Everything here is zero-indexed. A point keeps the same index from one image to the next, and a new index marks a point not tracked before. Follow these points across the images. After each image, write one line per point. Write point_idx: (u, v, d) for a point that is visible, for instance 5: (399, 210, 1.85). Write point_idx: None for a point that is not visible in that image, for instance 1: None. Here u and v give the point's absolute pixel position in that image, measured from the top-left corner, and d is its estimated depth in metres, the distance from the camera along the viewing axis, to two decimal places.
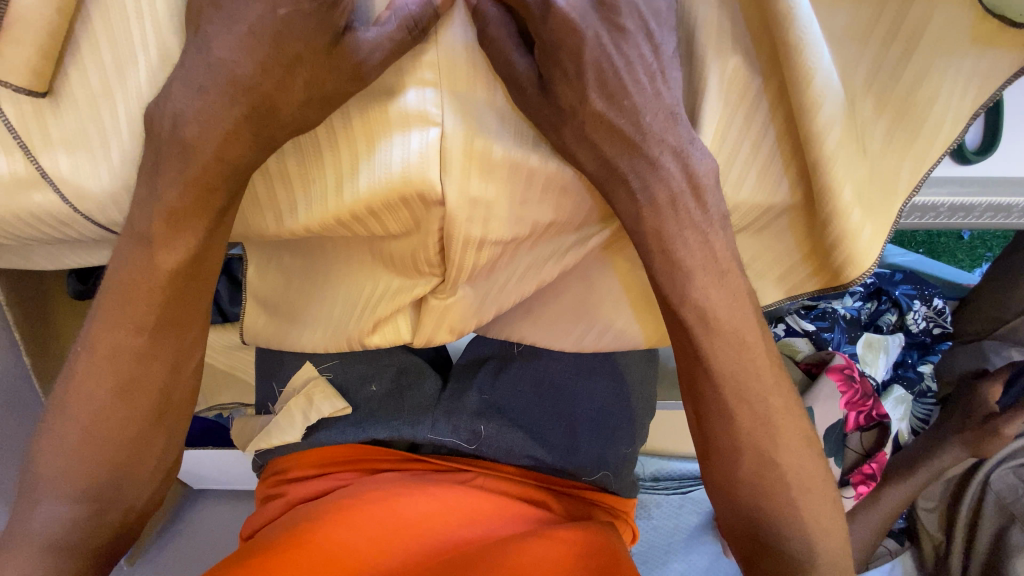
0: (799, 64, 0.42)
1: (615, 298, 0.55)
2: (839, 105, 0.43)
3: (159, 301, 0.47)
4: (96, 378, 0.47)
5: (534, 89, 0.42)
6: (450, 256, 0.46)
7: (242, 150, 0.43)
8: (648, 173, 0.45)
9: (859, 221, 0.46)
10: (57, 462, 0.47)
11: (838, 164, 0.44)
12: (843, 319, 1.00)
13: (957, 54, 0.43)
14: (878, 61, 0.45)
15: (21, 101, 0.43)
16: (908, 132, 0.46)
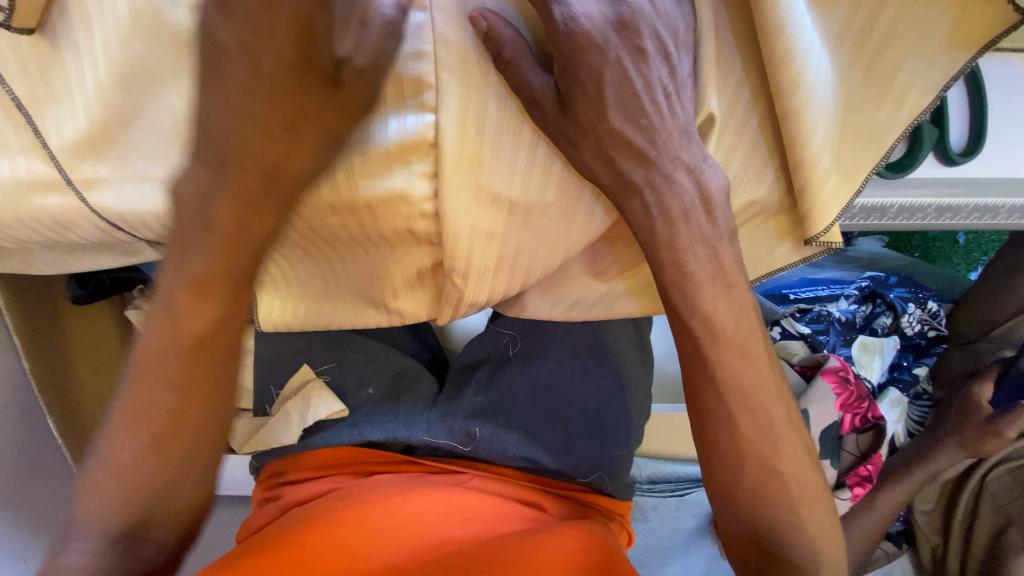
0: (770, 15, 0.38)
1: (611, 272, 0.54)
2: (812, 54, 0.40)
3: (204, 274, 0.45)
4: (157, 348, 0.47)
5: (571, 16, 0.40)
6: (446, 212, 0.43)
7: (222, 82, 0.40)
8: (666, 106, 0.43)
9: (825, 169, 0.44)
10: (124, 428, 0.48)
11: (814, 107, 0.41)
12: (837, 322, 1.01)
13: (927, 14, 0.41)
14: (850, 18, 0.41)
15: (6, 42, 0.41)
16: (880, 88, 0.43)
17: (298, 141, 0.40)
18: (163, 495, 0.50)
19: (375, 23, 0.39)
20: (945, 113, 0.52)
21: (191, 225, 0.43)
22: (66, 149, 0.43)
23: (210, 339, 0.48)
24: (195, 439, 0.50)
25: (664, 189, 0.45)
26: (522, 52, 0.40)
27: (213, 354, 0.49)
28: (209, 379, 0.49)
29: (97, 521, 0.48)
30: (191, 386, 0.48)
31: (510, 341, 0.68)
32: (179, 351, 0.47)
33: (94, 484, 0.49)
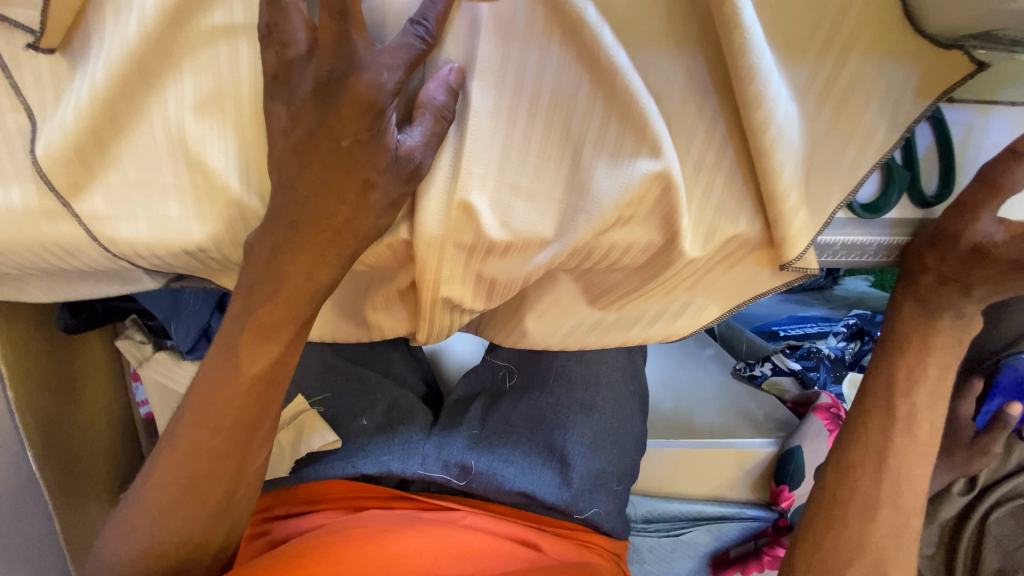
0: (740, 60, 0.40)
1: (596, 299, 0.56)
2: (785, 97, 0.42)
3: (257, 321, 0.46)
4: (206, 392, 0.47)
5: (548, 61, 0.42)
6: (420, 229, 0.44)
7: (220, 105, 0.42)
8: (631, 141, 0.43)
9: (796, 203, 0.44)
10: (158, 470, 0.48)
11: (784, 145, 0.42)
12: (827, 358, 1.02)
13: (892, 61, 0.42)
14: (819, 63, 0.42)
15: (22, 63, 0.41)
16: (847, 130, 0.44)
17: (363, 205, 0.42)
18: (180, 540, 0.49)
19: (428, 109, 0.41)
20: (912, 154, 0.47)
21: (259, 277, 0.44)
22: (54, 157, 0.41)
23: (256, 401, 0.48)
24: (236, 500, 0.50)
25: (648, 221, 0.46)
26: (499, 87, 0.42)
27: (263, 421, 0.49)
28: (255, 445, 0.49)
29: (122, 563, 0.48)
30: (226, 435, 0.47)
31: (505, 373, 0.68)
32: (224, 397, 0.47)
33: (126, 524, 0.49)
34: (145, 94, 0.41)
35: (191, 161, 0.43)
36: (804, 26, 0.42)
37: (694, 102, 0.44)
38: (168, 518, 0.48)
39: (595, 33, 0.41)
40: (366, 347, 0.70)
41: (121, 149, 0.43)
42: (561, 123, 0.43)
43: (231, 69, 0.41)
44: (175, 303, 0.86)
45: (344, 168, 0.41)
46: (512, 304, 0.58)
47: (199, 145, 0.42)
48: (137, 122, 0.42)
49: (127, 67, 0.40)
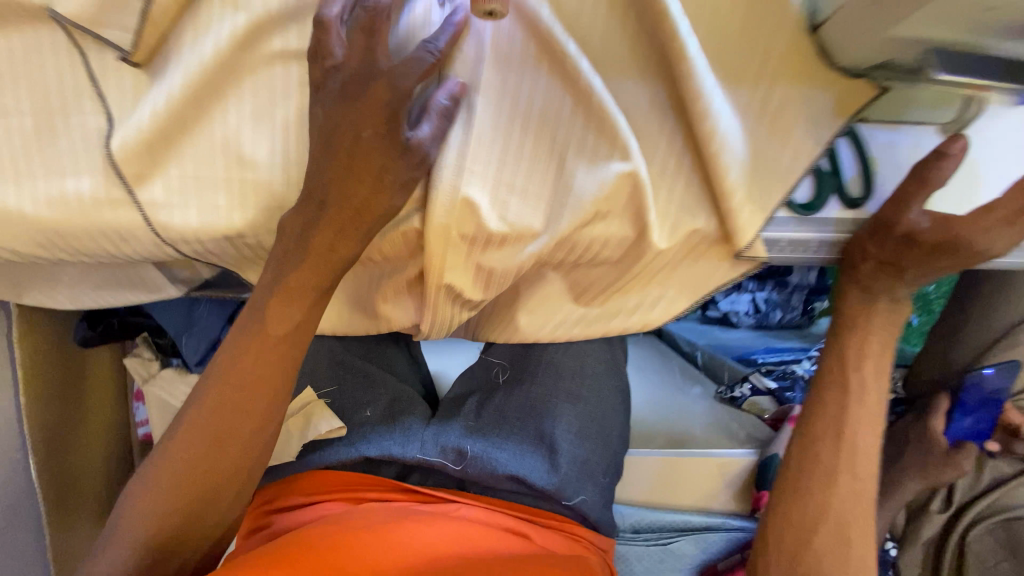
0: (690, 84, 0.51)
1: (581, 292, 0.63)
2: (729, 114, 0.52)
3: (286, 289, 0.53)
4: (236, 353, 0.54)
5: (538, 84, 0.52)
6: (429, 218, 0.53)
7: (269, 112, 0.51)
8: (606, 148, 0.53)
9: (741, 201, 0.53)
10: (184, 426, 0.53)
11: (729, 152, 0.52)
12: (803, 378, 1.09)
13: (812, 88, 0.53)
14: (755, 88, 0.53)
15: (111, 77, 0.50)
16: (782, 142, 0.53)
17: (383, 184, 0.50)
18: (202, 493, 0.53)
19: (436, 112, 0.50)
20: (836, 164, 0.56)
21: (289, 254, 0.52)
22: (126, 150, 0.49)
23: (274, 365, 0.54)
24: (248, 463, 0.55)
25: (622, 215, 0.55)
26: (498, 102, 0.52)
27: (276, 385, 0.55)
28: (269, 408, 0.55)
29: (144, 516, 0.52)
30: (253, 391, 0.53)
31: (499, 370, 0.73)
32: (252, 357, 0.53)
33: (149, 480, 0.53)
34: (207, 102, 0.50)
35: (241, 158, 0.51)
36: (742, 60, 0.52)
37: (656, 118, 0.54)
38: (185, 477, 0.52)
39: (575, 63, 0.51)
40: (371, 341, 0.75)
41: (182, 147, 0.51)
42: (549, 134, 0.53)
43: (282, 85, 0.51)
44: (189, 320, 0.92)
45: (369, 164, 0.50)
46: (507, 299, 0.65)
47: (250, 145, 0.51)
48: (198, 125, 0.51)
49: (195, 77, 0.49)
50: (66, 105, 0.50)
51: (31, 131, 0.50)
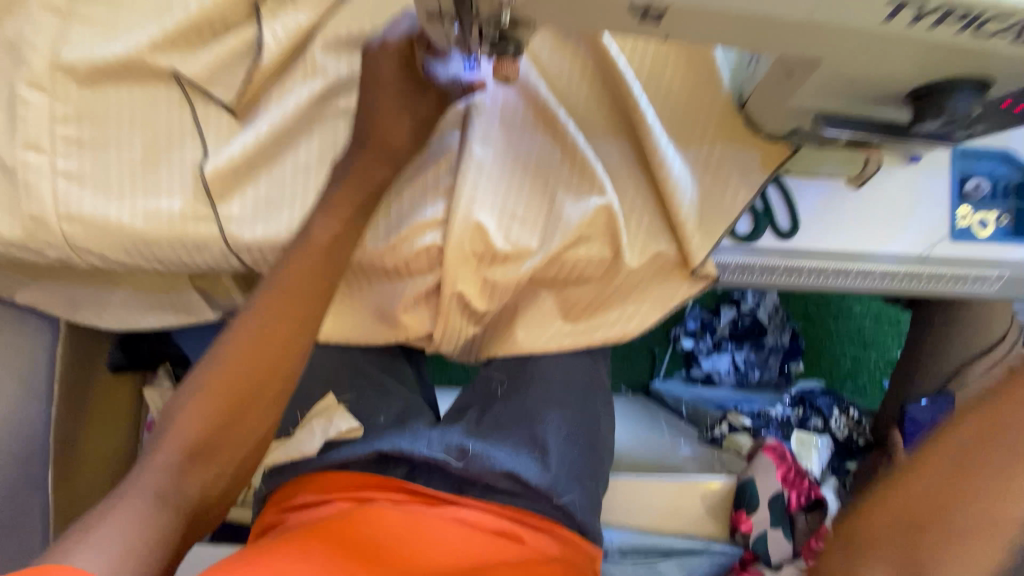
0: (650, 141, 0.67)
1: (569, 308, 0.75)
2: (680, 164, 0.68)
3: (322, 256, 0.62)
4: (274, 304, 0.61)
5: (534, 138, 0.68)
6: (447, 236, 0.66)
7: (328, 153, 0.66)
8: (587, 187, 0.68)
9: (692, 230, 0.68)
10: (221, 364, 0.59)
11: (681, 190, 0.67)
12: (775, 420, 1.24)
13: (744, 146, 0.69)
14: (699, 146, 0.69)
15: (211, 123, 0.66)
16: (722, 185, 0.69)
17: None
18: (233, 431, 0.59)
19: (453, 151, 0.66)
20: (768, 206, 0.72)
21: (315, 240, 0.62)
22: (217, 176, 0.64)
23: (293, 336, 0.62)
24: (254, 424, 0.60)
25: (601, 239, 0.69)
26: (504, 151, 0.68)
27: (290, 354, 0.62)
28: (282, 374, 0.61)
29: (176, 446, 0.57)
30: (287, 342, 0.61)
31: (498, 383, 0.80)
32: (291, 311, 0.61)
33: (184, 411, 0.58)
34: (283, 145, 0.66)
35: (306, 185, 0.66)
36: (689, 125, 0.69)
37: (625, 166, 0.70)
38: (200, 429, 0.58)
39: (562, 125, 0.68)
40: (387, 354, 0.84)
41: (260, 176, 0.66)
42: (543, 175, 0.68)
43: (339, 133, 0.66)
44: (213, 347, 0.93)
45: None
46: (507, 314, 0.77)
47: (311, 176, 0.66)
48: (273, 162, 0.66)
49: (276, 125, 0.64)
50: (172, 143, 0.65)
51: (141, 160, 0.65)
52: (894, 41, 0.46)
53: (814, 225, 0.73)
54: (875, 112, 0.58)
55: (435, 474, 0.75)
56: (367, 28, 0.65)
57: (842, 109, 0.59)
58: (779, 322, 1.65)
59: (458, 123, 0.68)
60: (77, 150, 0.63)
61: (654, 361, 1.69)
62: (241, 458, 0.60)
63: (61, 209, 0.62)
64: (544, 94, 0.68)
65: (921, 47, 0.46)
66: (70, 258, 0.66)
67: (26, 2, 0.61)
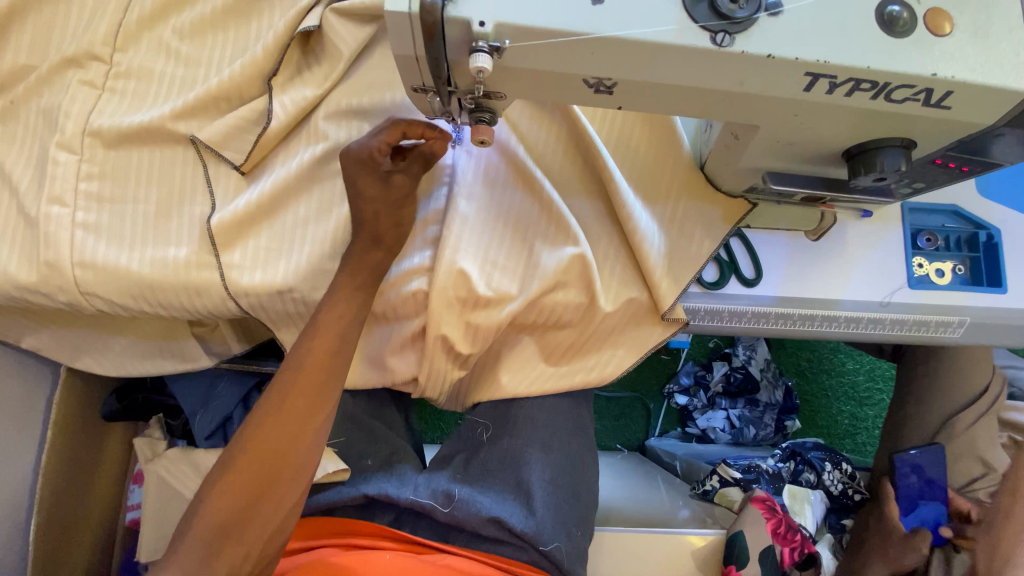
0: (619, 196, 0.73)
1: (549, 352, 0.79)
2: (647, 217, 0.74)
3: (330, 331, 0.68)
4: (290, 385, 0.66)
5: (512, 195, 0.74)
6: (432, 283, 0.71)
7: (326, 207, 0.72)
8: (562, 237, 0.74)
9: (662, 278, 0.73)
10: (242, 450, 0.63)
11: (649, 241, 0.73)
12: (766, 473, 1.22)
13: (706, 200, 0.75)
14: (666, 201, 0.76)
15: (221, 181, 0.73)
16: (688, 237, 0.75)
17: None
18: (255, 515, 0.62)
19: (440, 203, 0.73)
20: (733, 257, 0.77)
21: (323, 324, 0.68)
22: (221, 228, 0.70)
23: (305, 414, 0.66)
24: (274, 503, 0.63)
25: (576, 286, 0.73)
26: (485, 206, 0.74)
27: (305, 432, 0.66)
28: (298, 452, 0.65)
29: (201, 536, 0.60)
30: (303, 421, 0.65)
31: (483, 428, 0.82)
32: (304, 390, 0.66)
33: (207, 501, 0.62)
34: (283, 200, 0.72)
35: (304, 238, 0.72)
36: (655, 182, 0.76)
37: (597, 220, 0.76)
38: (223, 515, 0.61)
39: (539, 183, 0.74)
40: (376, 400, 0.86)
41: (261, 228, 0.72)
42: (521, 227, 0.74)
43: (334, 189, 0.73)
44: (206, 397, 0.92)
45: (391, 242, 0.69)
46: (491, 359, 0.80)
47: (309, 228, 0.72)
48: (274, 215, 0.72)
49: (278, 182, 0.71)
50: (183, 199, 0.72)
51: (153, 214, 0.71)
52: (823, 108, 0.51)
53: (777, 274, 0.78)
54: (818, 170, 0.64)
55: (420, 521, 0.76)
56: (363, 99, 0.73)
57: (788, 168, 0.65)
58: (771, 378, 1.66)
59: (443, 179, 0.74)
60: (97, 205, 0.70)
61: (650, 419, 1.68)
62: (267, 539, 0.63)
63: (74, 257, 0.68)
64: (522, 156, 0.75)
65: (851, 111, 0.51)
66: (78, 303, 0.70)
67: (67, 79, 0.70)
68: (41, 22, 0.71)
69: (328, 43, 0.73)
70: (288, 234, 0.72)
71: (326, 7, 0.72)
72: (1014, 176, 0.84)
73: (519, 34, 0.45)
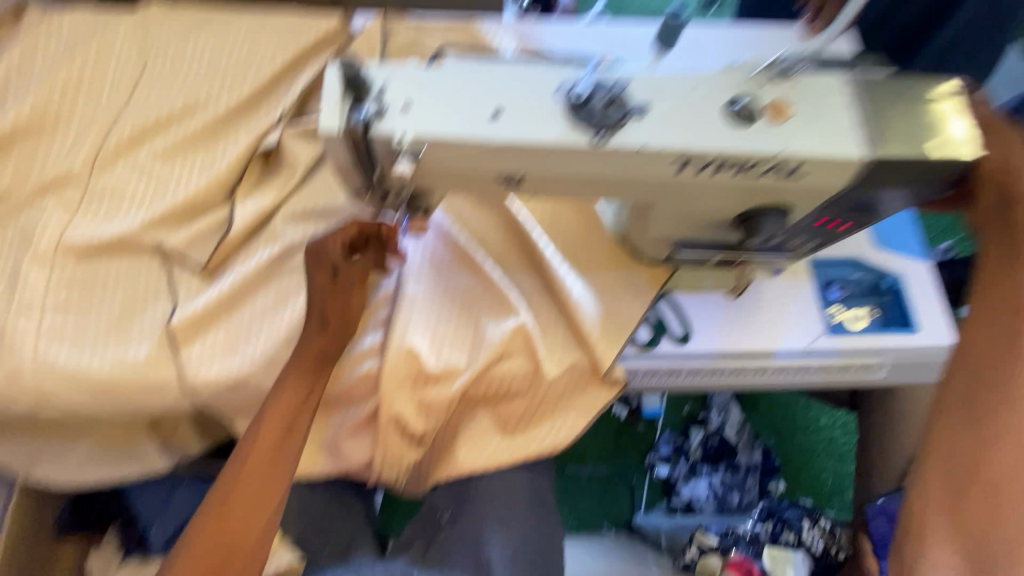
0: (552, 271, 0.81)
1: (502, 423, 0.82)
2: (581, 287, 0.82)
3: (284, 411, 0.71)
4: (246, 470, 0.69)
5: (456, 276, 0.81)
6: (384, 362, 0.75)
7: (282, 299, 0.78)
8: (504, 311, 0.80)
9: (598, 342, 0.79)
10: (196, 538, 0.65)
11: (583, 309, 0.80)
12: (747, 536, 1.23)
13: (632, 269, 0.84)
14: (596, 272, 0.84)
15: (184, 283, 0.79)
16: (619, 303, 0.82)
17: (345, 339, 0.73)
18: None
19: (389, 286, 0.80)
20: (662, 318, 0.85)
21: (260, 435, 0.70)
22: (183, 326, 0.75)
23: (259, 497, 0.69)
24: None
25: (521, 355, 0.78)
26: (432, 287, 0.80)
27: (242, 549, 0.66)
28: (242, 553, 0.66)
29: None
30: (259, 505, 0.68)
31: (444, 509, 0.84)
32: (260, 473, 0.69)
33: None
34: (242, 295, 0.78)
35: (262, 330, 0.76)
36: (585, 255, 0.84)
37: (536, 293, 0.83)
38: None
39: (480, 263, 0.82)
40: (336, 488, 0.86)
41: (221, 322, 0.77)
42: (466, 304, 0.80)
43: (289, 282, 0.79)
44: (163, 505, 0.93)
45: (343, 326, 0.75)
46: (447, 435, 0.82)
47: (266, 319, 0.77)
48: (233, 310, 0.77)
49: (236, 279, 0.77)
50: (147, 301, 0.77)
51: (116, 317, 0.75)
52: (699, 184, 0.61)
53: (706, 331, 0.85)
54: (718, 234, 0.73)
55: None
56: (319, 204, 0.82)
57: (692, 235, 0.74)
58: (748, 440, 1.63)
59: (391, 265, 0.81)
60: (62, 311, 0.74)
61: (634, 493, 1.63)
62: None
63: (36, 363, 0.71)
64: (464, 241, 0.83)
65: (725, 186, 0.61)
66: (39, 407, 0.73)
67: (46, 203, 0.78)
68: (26, 154, 0.80)
69: (286, 158, 0.83)
70: (246, 327, 0.77)
71: (284, 128, 0.83)
72: (902, 226, 0.95)
73: (434, 142, 0.55)
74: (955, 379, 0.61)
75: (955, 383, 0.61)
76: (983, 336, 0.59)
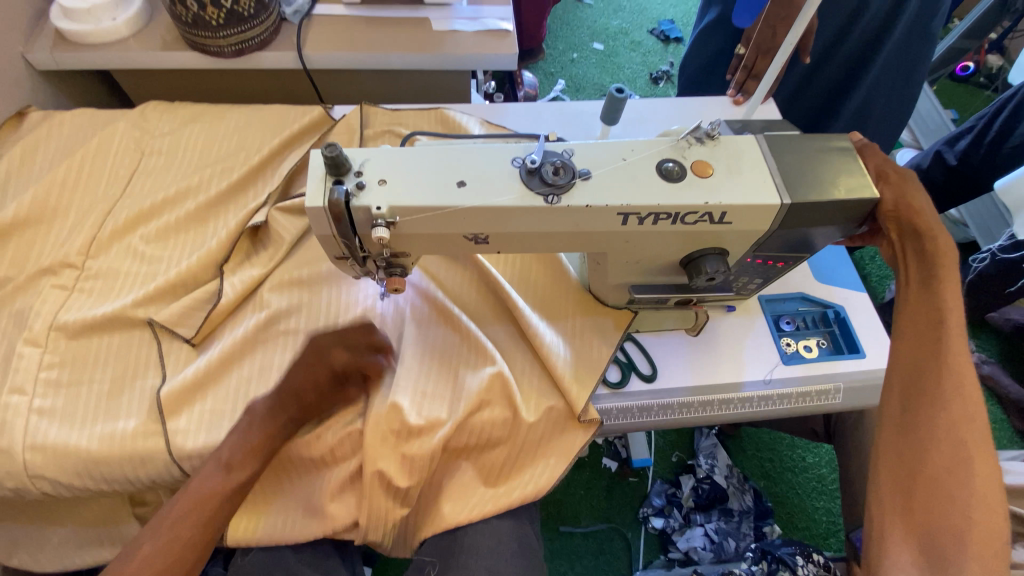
0: (524, 322, 0.87)
1: (486, 472, 0.84)
2: (552, 335, 0.88)
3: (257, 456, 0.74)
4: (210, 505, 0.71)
5: (436, 332, 0.87)
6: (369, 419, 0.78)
7: (268, 364, 0.82)
8: (482, 362, 0.85)
9: (571, 385, 0.84)
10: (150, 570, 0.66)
11: (556, 355, 0.85)
12: None
13: (598, 316, 0.91)
14: (566, 320, 0.90)
15: (172, 354, 0.82)
16: (588, 348, 0.87)
17: None
18: None
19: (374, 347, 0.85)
20: (630, 358, 0.91)
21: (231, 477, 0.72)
22: (170, 396, 0.77)
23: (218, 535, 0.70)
24: None
25: (499, 403, 0.82)
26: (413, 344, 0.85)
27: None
28: None
29: None
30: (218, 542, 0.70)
31: (431, 564, 0.84)
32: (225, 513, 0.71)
33: None
34: (229, 364, 0.81)
35: (248, 395, 0.79)
36: (554, 306, 0.91)
37: (511, 344, 0.88)
38: None
39: (457, 319, 0.87)
40: (318, 554, 0.85)
41: (209, 391, 0.80)
42: (445, 358, 0.85)
43: (276, 348, 0.83)
44: None
45: None
46: (433, 489, 0.84)
47: (253, 386, 0.80)
48: (220, 378, 0.81)
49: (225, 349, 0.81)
50: (136, 374, 0.80)
51: (106, 391, 0.78)
52: (644, 234, 0.70)
53: (670, 368, 0.91)
54: (669, 278, 0.81)
55: None
56: (304, 273, 0.88)
57: (647, 280, 0.82)
58: (737, 484, 1.63)
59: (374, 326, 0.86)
60: (54, 389, 0.77)
61: (632, 552, 1.59)
62: None
63: (28, 441, 0.73)
64: (442, 299, 0.89)
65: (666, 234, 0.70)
66: (24, 487, 0.74)
67: (43, 286, 0.82)
68: (24, 243, 0.85)
69: (273, 233, 0.90)
70: (233, 394, 0.80)
71: (271, 207, 0.91)
72: (840, 262, 1.04)
73: (406, 211, 0.63)
74: (892, 385, 0.68)
75: (892, 388, 0.68)
76: (911, 347, 0.67)
